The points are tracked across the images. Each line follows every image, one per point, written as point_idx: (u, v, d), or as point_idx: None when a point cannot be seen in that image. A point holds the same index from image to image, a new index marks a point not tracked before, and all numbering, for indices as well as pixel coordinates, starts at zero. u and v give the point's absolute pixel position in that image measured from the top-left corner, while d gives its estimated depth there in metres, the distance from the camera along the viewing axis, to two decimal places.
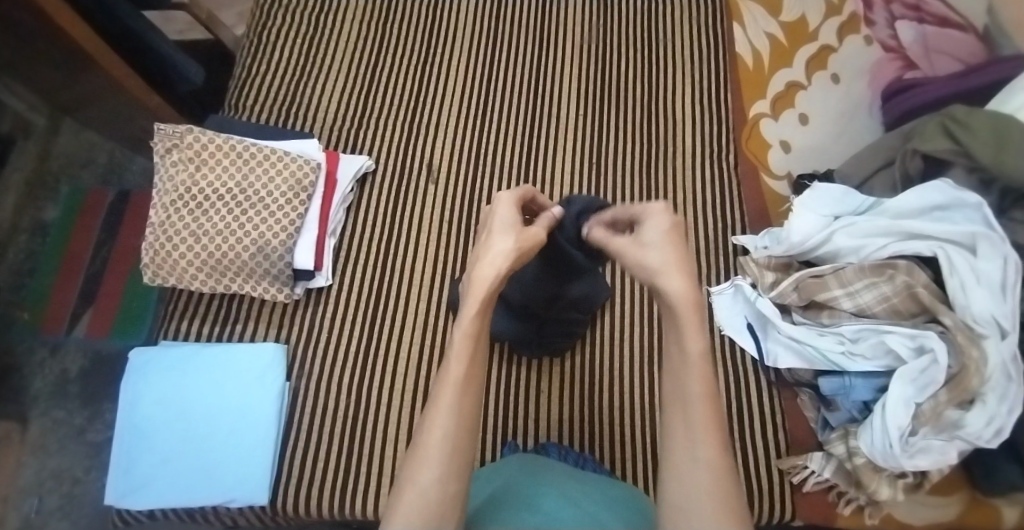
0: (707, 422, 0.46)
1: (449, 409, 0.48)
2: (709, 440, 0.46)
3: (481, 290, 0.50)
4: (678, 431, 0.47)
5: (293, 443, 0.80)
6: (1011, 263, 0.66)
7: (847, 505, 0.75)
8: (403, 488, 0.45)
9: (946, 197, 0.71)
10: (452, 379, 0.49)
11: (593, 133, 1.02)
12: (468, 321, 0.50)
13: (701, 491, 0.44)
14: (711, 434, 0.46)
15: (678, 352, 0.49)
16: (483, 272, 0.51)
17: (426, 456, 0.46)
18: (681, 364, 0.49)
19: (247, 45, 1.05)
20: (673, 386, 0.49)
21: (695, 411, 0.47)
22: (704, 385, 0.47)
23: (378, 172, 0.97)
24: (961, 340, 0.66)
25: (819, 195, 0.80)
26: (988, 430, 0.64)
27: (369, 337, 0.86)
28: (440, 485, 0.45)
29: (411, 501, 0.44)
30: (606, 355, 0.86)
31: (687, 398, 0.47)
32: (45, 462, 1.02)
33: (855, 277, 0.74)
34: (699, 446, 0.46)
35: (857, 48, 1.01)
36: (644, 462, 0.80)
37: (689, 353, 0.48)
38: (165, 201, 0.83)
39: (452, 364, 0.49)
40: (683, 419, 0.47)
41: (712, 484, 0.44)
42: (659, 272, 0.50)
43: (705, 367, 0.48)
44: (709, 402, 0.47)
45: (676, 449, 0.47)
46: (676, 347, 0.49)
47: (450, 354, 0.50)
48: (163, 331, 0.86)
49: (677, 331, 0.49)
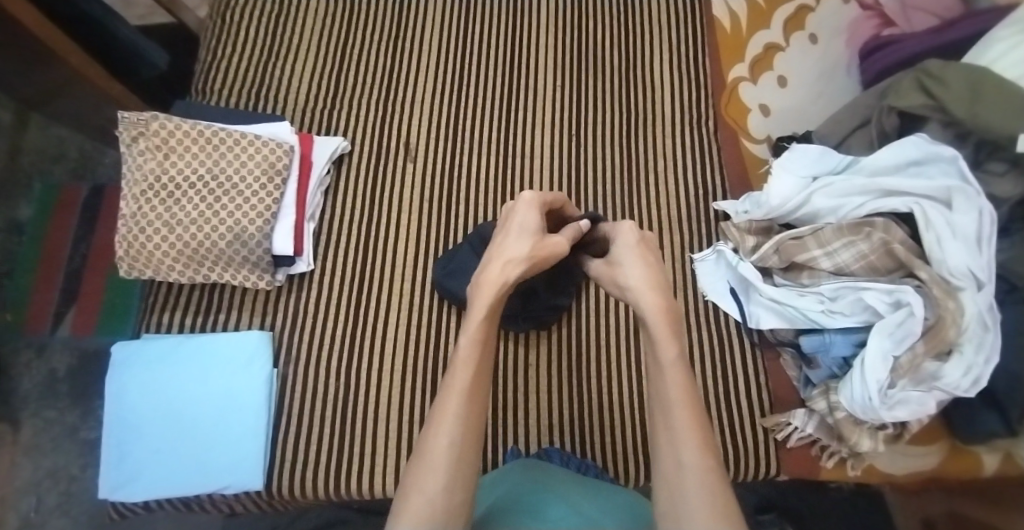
0: (690, 425, 0.50)
1: (455, 418, 0.50)
2: (693, 446, 0.49)
3: (490, 294, 0.57)
4: (661, 438, 0.51)
5: (284, 430, 0.80)
6: (986, 215, 0.66)
7: (830, 458, 0.76)
8: (410, 494, 0.47)
9: (922, 152, 0.71)
10: (457, 389, 0.52)
11: (572, 103, 1.01)
12: (475, 330, 0.55)
13: (690, 491, 0.47)
14: (694, 438, 0.49)
15: (653, 363, 0.54)
16: (492, 275, 0.58)
17: (432, 463, 0.48)
18: (659, 374, 0.53)
19: (212, 27, 1.03)
20: (656, 396, 0.53)
21: (677, 417, 0.50)
22: (681, 390, 0.51)
23: (354, 153, 0.95)
24: (937, 292, 0.67)
25: (797, 156, 0.79)
26: (966, 380, 0.66)
27: (354, 320, 0.85)
28: (445, 496, 0.47)
29: (418, 506, 0.46)
30: (592, 326, 0.87)
31: (665, 402, 0.52)
32: (40, 460, 1.02)
33: (833, 237, 0.75)
34: (682, 449, 0.49)
35: (834, 7, 1.00)
36: (633, 429, 0.82)
37: (665, 364, 0.53)
38: (135, 192, 0.81)
39: (459, 372, 0.53)
40: (665, 422, 0.51)
41: (700, 483, 0.47)
42: (636, 287, 0.58)
43: (680, 373, 0.52)
44: (687, 405, 0.51)
45: (661, 455, 0.50)
46: (651, 359, 0.55)
47: (457, 363, 0.54)
48: (146, 325, 0.85)
49: (651, 343, 0.55)
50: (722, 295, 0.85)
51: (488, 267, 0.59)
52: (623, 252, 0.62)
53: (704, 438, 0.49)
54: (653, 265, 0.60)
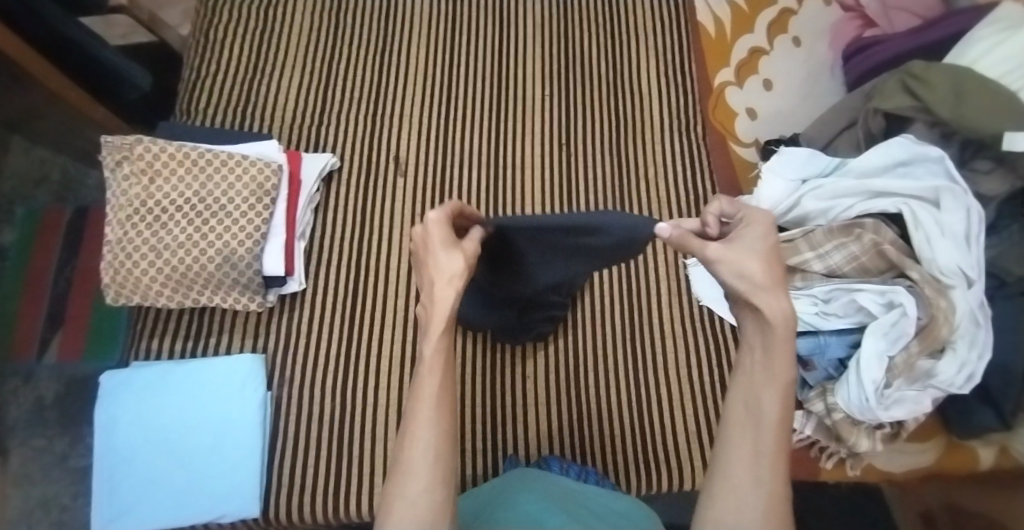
0: (777, 451, 0.42)
1: (429, 419, 0.45)
2: (778, 474, 0.42)
3: (445, 302, 0.46)
4: (740, 448, 0.43)
5: (281, 453, 0.79)
6: (974, 213, 0.67)
7: (829, 459, 0.76)
8: (392, 504, 0.43)
9: (907, 153, 0.73)
10: (427, 392, 0.45)
11: (560, 112, 1.01)
12: (438, 337, 0.46)
13: (761, 527, 0.41)
14: (779, 468, 0.42)
15: (759, 370, 0.44)
16: (445, 298, 0.46)
17: (413, 467, 0.43)
18: (761, 380, 0.44)
19: (194, 45, 1.01)
20: (742, 398, 0.45)
21: (767, 438, 0.43)
22: (781, 410, 0.43)
23: (343, 169, 0.94)
24: (929, 292, 0.67)
25: (786, 160, 0.80)
26: (960, 377, 0.66)
27: (349, 339, 0.85)
28: (430, 498, 0.43)
29: (401, 515, 0.42)
30: (588, 336, 0.87)
31: (760, 418, 0.43)
32: (29, 491, 1.00)
33: (824, 239, 0.74)
34: (763, 471, 0.42)
35: (817, 10, 1.02)
36: (633, 438, 0.82)
37: (777, 376, 0.43)
38: (120, 217, 0.80)
39: (426, 375, 0.46)
40: (751, 439, 0.43)
41: (773, 521, 0.41)
42: (762, 290, 0.42)
43: (787, 393, 0.43)
44: (781, 428, 0.43)
45: (736, 467, 0.43)
46: (758, 365, 0.44)
47: (423, 365, 0.46)
48: (135, 351, 0.84)
49: (765, 347, 0.44)
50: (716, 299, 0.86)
51: (437, 284, 0.46)
52: (739, 235, 0.45)
53: (787, 462, 0.43)
54: (776, 264, 0.43)
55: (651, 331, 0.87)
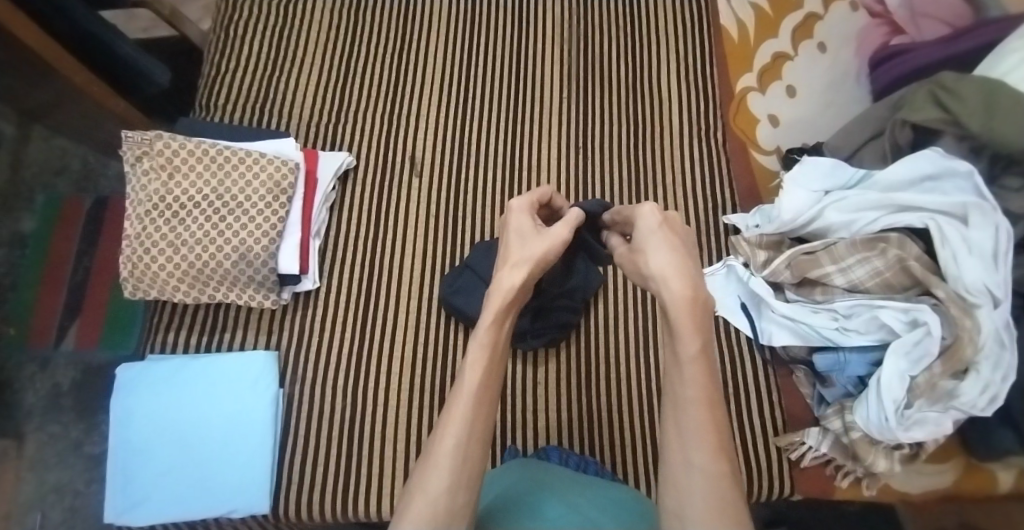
0: (704, 426, 0.46)
1: (462, 418, 0.47)
2: (705, 444, 0.45)
3: (499, 302, 0.50)
4: (673, 436, 0.47)
5: (291, 450, 0.79)
6: (1003, 231, 0.64)
7: (845, 478, 0.75)
8: (414, 494, 0.44)
9: (936, 166, 0.70)
10: (466, 392, 0.48)
11: (578, 115, 1.00)
12: (484, 332, 0.50)
13: (698, 496, 0.44)
14: (708, 441, 0.46)
15: (674, 357, 0.49)
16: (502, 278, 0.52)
17: (436, 462, 0.45)
18: (677, 369, 0.48)
19: (215, 40, 1.02)
20: (671, 390, 0.49)
21: (691, 414, 0.47)
22: (700, 389, 0.47)
23: (359, 168, 0.94)
24: (954, 311, 0.65)
25: (809, 169, 0.78)
26: (983, 399, 0.63)
27: (361, 338, 0.85)
28: (447, 498, 0.44)
29: (422, 507, 0.43)
30: (601, 343, 0.86)
31: (683, 400, 0.47)
32: (44, 476, 1.01)
33: (847, 252, 0.73)
34: (694, 451, 0.46)
35: (843, 14, 0.99)
36: (644, 448, 0.81)
37: (686, 359, 0.47)
38: (140, 212, 0.81)
39: (467, 372, 0.49)
40: (680, 422, 0.47)
41: (710, 490, 0.44)
42: (660, 278, 0.50)
43: (701, 369, 0.47)
44: (704, 404, 0.47)
45: (671, 454, 0.47)
46: (672, 353, 0.49)
47: (465, 365, 0.49)
48: (150, 345, 0.84)
49: (671, 334, 0.49)
50: (733, 310, 0.85)
51: (501, 270, 0.52)
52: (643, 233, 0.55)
53: (717, 435, 0.46)
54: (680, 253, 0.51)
55: (667, 339, 0.85)
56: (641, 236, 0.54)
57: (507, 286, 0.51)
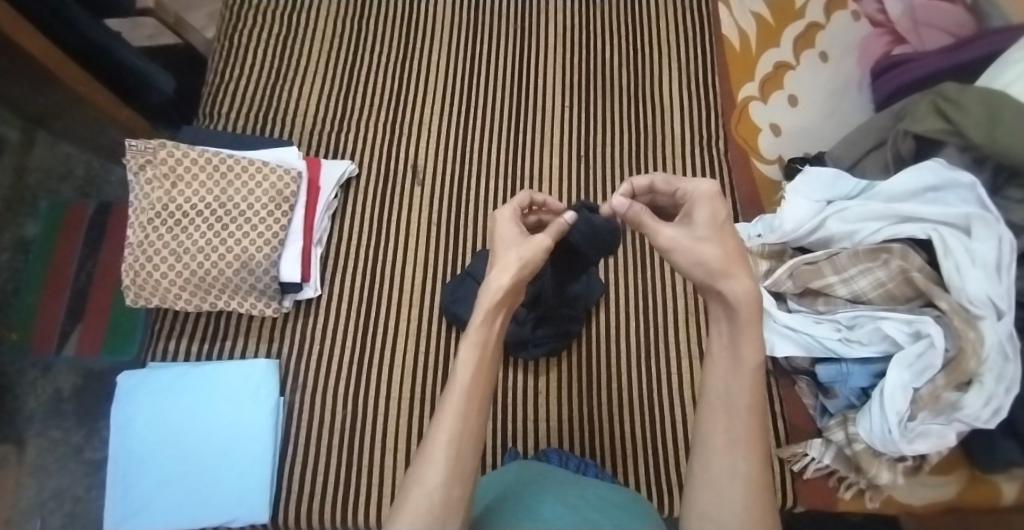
0: (750, 432, 0.47)
1: (456, 414, 0.47)
2: (750, 455, 0.46)
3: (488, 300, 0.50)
4: (717, 435, 0.47)
5: (291, 457, 0.79)
6: (1006, 242, 0.65)
7: (848, 490, 0.74)
8: (410, 489, 0.45)
9: (940, 177, 0.70)
10: (457, 388, 0.48)
11: (580, 123, 1.00)
12: (476, 331, 0.50)
13: (738, 499, 0.45)
14: (752, 447, 0.46)
15: (732, 362, 0.49)
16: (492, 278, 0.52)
17: (431, 456, 0.45)
18: (732, 373, 0.49)
19: (219, 48, 1.02)
20: (719, 390, 0.49)
21: (741, 421, 0.47)
22: (752, 397, 0.47)
23: (361, 176, 0.94)
24: (957, 323, 0.65)
25: (812, 179, 0.79)
26: (986, 411, 0.63)
27: (362, 345, 0.85)
28: (443, 491, 0.44)
29: (416, 502, 0.44)
30: (602, 351, 0.86)
31: (732, 404, 0.48)
32: (45, 482, 1.01)
33: (849, 263, 0.73)
34: (739, 458, 0.46)
35: (845, 24, 0.99)
36: (645, 458, 0.80)
37: (747, 365, 0.48)
38: (142, 220, 0.81)
39: (460, 371, 0.49)
40: (725, 425, 0.47)
41: (749, 494, 0.45)
42: (713, 269, 0.50)
43: (757, 380, 0.48)
44: (751, 411, 0.47)
45: (713, 452, 0.47)
46: (731, 356, 0.49)
47: (457, 362, 0.49)
48: (152, 352, 0.84)
49: (735, 337, 0.49)
50: None
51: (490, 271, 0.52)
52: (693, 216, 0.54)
53: (761, 446, 0.47)
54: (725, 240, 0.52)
55: (669, 348, 0.85)
56: (696, 223, 0.54)
57: (498, 286, 0.51)
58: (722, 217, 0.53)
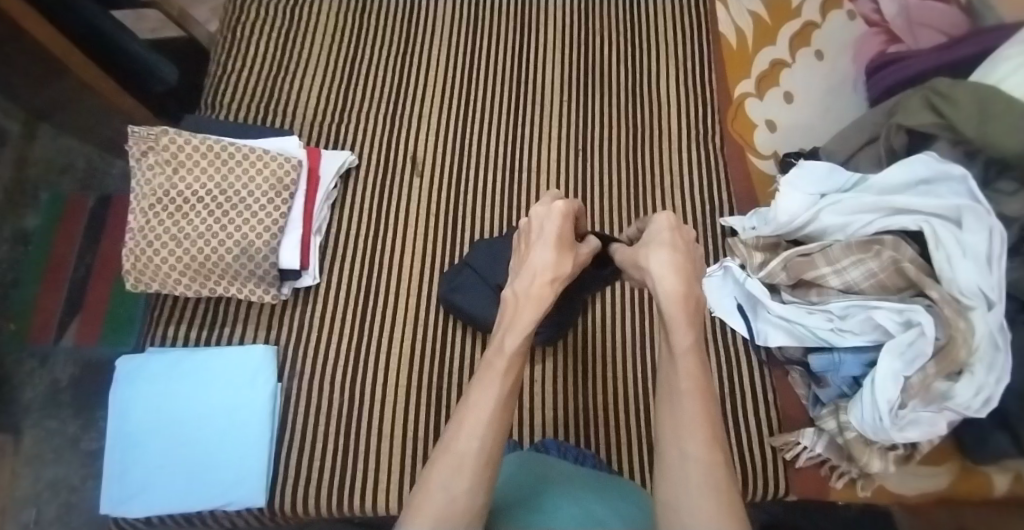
0: (696, 420, 0.49)
1: (485, 421, 0.49)
2: (700, 436, 0.48)
3: (531, 305, 0.56)
4: (668, 428, 0.50)
5: (288, 444, 0.80)
6: (997, 233, 0.65)
7: (840, 479, 0.75)
8: (433, 491, 0.46)
9: (931, 170, 0.70)
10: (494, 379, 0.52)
11: (579, 118, 1.01)
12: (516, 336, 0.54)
13: (694, 485, 0.46)
14: (700, 433, 0.48)
15: (669, 353, 0.53)
16: (525, 286, 0.58)
17: (458, 464, 0.47)
18: (671, 369, 0.53)
19: (222, 41, 1.03)
20: (665, 389, 0.52)
21: (685, 406, 0.50)
22: (694, 382, 0.51)
23: (361, 167, 0.95)
24: (948, 312, 0.66)
25: (806, 173, 0.79)
26: (976, 400, 0.64)
27: (361, 333, 0.85)
28: (467, 497, 0.45)
29: (439, 504, 0.45)
30: (599, 342, 0.87)
31: (677, 396, 0.51)
32: (41, 472, 1.00)
33: (842, 254, 0.74)
34: (687, 441, 0.48)
35: (841, 23, 1.01)
36: (639, 445, 0.81)
37: (679, 357, 0.52)
38: (144, 206, 0.82)
39: (495, 376, 0.52)
40: (674, 415, 0.50)
41: (704, 479, 0.46)
42: (656, 277, 0.57)
43: (693, 365, 0.52)
44: (696, 400, 0.50)
45: (668, 445, 0.49)
46: (668, 348, 0.54)
47: (492, 361, 0.53)
48: (151, 338, 0.85)
49: (667, 332, 0.54)
50: (728, 311, 0.85)
51: (525, 274, 0.59)
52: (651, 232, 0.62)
53: (711, 429, 0.49)
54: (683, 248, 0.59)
55: (664, 339, 0.86)
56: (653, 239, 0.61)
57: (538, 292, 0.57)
58: (679, 230, 0.60)
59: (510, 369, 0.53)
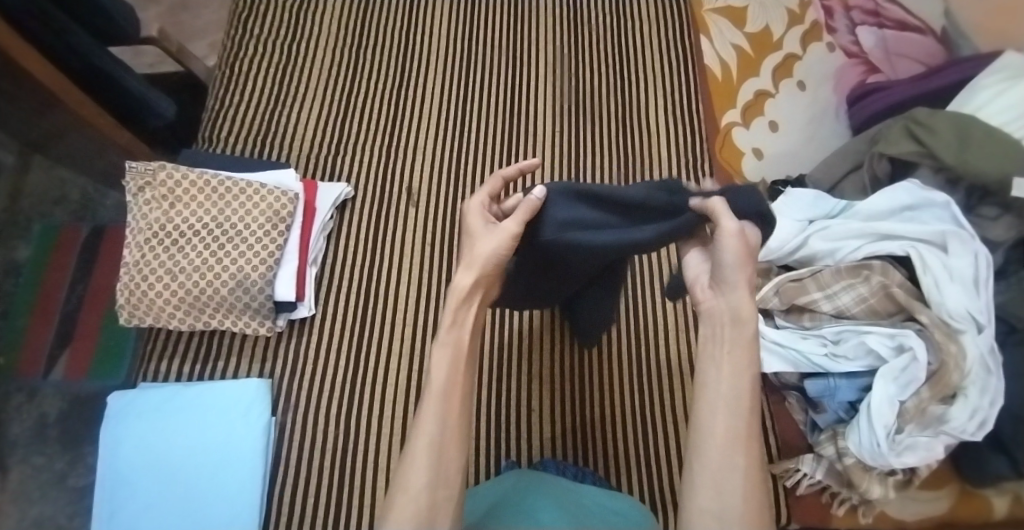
0: (747, 432, 0.50)
1: (435, 415, 0.51)
2: (748, 450, 0.49)
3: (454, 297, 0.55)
4: (717, 433, 0.50)
5: (283, 477, 0.78)
6: (982, 258, 0.68)
7: (841, 506, 0.75)
8: (396, 491, 0.49)
9: (915, 198, 0.73)
10: (435, 389, 0.52)
11: (569, 147, 1.03)
12: (447, 332, 0.55)
13: (736, 493, 0.48)
14: (749, 445, 0.49)
15: (729, 362, 0.52)
16: (460, 285, 0.56)
17: (416, 460, 0.49)
18: (730, 374, 0.52)
19: (220, 76, 1.05)
20: (716, 388, 0.52)
21: (738, 418, 0.50)
22: (748, 396, 0.51)
23: (357, 199, 0.96)
24: (939, 336, 0.67)
25: (792, 201, 0.81)
26: (972, 424, 0.64)
27: (356, 362, 0.85)
28: (428, 491, 0.48)
29: (406, 507, 0.48)
30: (597, 369, 0.87)
31: (732, 404, 0.51)
32: (27, 510, 0.95)
33: (832, 279, 0.75)
34: (737, 453, 0.49)
35: (820, 54, 1.03)
36: (639, 471, 0.81)
37: (745, 370, 0.52)
38: (139, 240, 0.82)
39: (436, 372, 0.53)
40: (726, 422, 0.50)
41: (747, 491, 0.48)
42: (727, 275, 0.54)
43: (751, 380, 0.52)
44: (750, 413, 0.50)
45: (717, 451, 0.49)
46: (727, 356, 0.53)
47: (433, 365, 0.54)
48: (143, 373, 0.84)
49: (730, 343, 0.53)
50: None
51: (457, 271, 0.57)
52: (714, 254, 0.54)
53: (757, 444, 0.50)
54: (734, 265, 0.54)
55: (659, 366, 0.86)
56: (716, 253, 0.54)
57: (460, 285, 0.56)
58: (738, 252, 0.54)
59: (446, 362, 0.53)
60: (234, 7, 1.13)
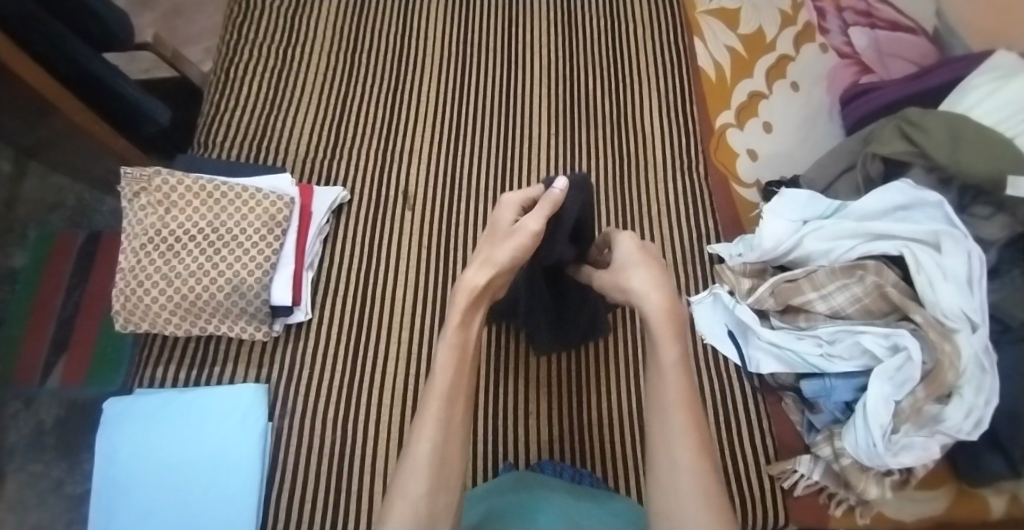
0: (685, 429, 0.53)
1: (437, 420, 0.53)
2: (688, 444, 0.53)
3: (466, 298, 0.59)
4: (658, 435, 0.54)
5: (279, 483, 0.78)
6: (976, 257, 0.67)
7: (838, 506, 0.75)
8: (396, 498, 0.49)
9: (908, 197, 0.73)
10: (437, 394, 0.55)
11: (564, 149, 1.03)
12: (453, 335, 0.58)
13: (686, 491, 0.51)
14: (688, 441, 0.53)
15: (655, 366, 0.57)
16: (469, 280, 0.60)
17: (416, 469, 0.50)
18: (660, 376, 0.56)
19: (215, 81, 1.05)
20: (654, 392, 0.56)
21: (675, 416, 0.54)
22: (680, 393, 0.55)
23: (353, 202, 0.96)
24: (933, 335, 0.67)
25: (786, 201, 0.81)
26: (968, 422, 0.65)
27: (353, 366, 0.85)
28: (428, 498, 0.49)
29: (402, 509, 0.49)
30: (592, 370, 0.87)
31: (668, 404, 0.55)
32: (24, 518, 0.95)
33: (827, 280, 0.75)
34: (678, 452, 0.52)
35: (814, 55, 1.04)
36: (636, 471, 0.81)
37: (666, 367, 0.55)
38: (135, 246, 0.82)
39: (439, 378, 0.55)
40: (664, 424, 0.54)
41: (697, 485, 0.51)
42: (646, 294, 0.60)
43: (680, 376, 0.56)
44: (685, 408, 0.54)
45: (675, 448, 0.53)
46: (654, 361, 0.57)
47: (437, 369, 0.56)
48: (140, 379, 0.84)
49: (653, 346, 0.57)
50: (720, 338, 0.86)
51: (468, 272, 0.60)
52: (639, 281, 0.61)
53: (697, 436, 0.53)
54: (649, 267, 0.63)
55: None
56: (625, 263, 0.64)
57: (473, 285, 0.59)
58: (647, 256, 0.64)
59: (454, 372, 0.56)
60: (229, 12, 1.13)
